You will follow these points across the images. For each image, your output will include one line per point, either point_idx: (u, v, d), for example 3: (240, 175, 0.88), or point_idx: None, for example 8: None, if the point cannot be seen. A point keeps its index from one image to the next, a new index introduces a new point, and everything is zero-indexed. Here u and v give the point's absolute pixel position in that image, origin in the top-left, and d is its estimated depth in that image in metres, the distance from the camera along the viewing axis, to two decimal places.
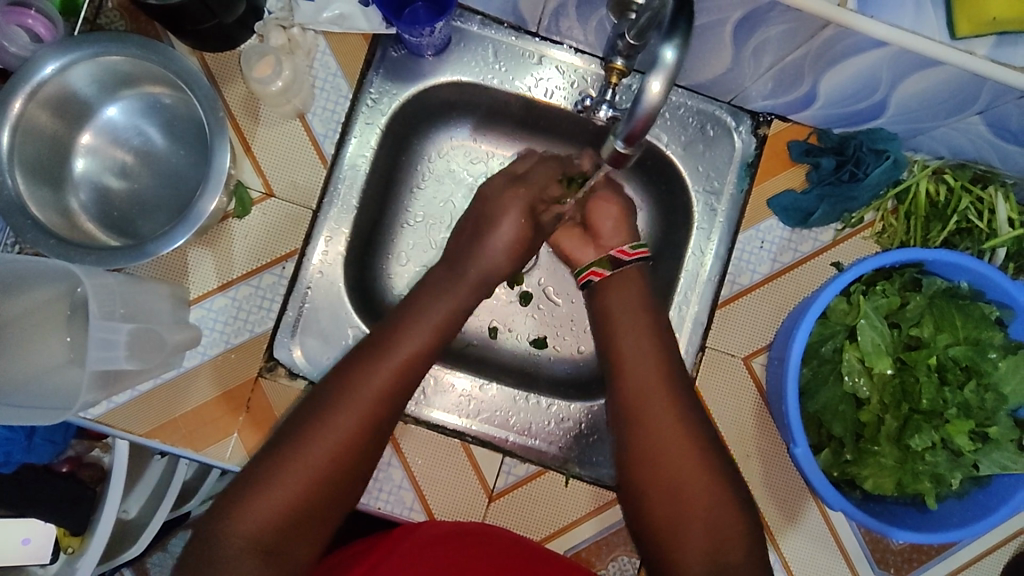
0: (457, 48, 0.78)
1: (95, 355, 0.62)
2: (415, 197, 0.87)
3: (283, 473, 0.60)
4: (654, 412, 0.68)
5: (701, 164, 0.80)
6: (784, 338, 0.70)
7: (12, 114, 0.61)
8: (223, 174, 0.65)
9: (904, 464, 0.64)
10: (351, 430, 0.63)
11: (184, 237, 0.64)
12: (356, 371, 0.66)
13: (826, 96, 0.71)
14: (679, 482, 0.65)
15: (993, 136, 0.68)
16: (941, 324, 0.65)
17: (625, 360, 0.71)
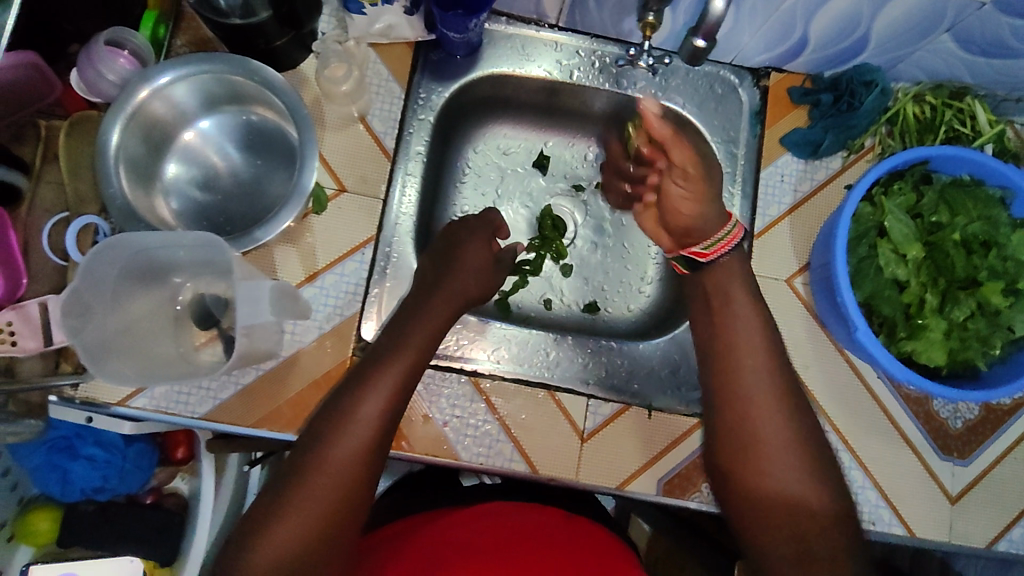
0: (489, 47, 0.89)
1: (245, 314, 0.66)
2: (461, 189, 0.97)
3: (303, 498, 0.61)
4: (744, 336, 0.72)
5: (715, 119, 0.91)
6: (823, 247, 0.78)
7: (120, 119, 0.68)
8: (310, 174, 0.71)
9: (952, 333, 0.72)
10: (361, 444, 0.64)
11: (271, 233, 0.71)
12: (357, 393, 0.67)
13: (816, 39, 0.83)
14: (758, 437, 0.67)
15: (962, 52, 0.80)
16: (955, 209, 0.74)
17: (717, 289, 0.76)
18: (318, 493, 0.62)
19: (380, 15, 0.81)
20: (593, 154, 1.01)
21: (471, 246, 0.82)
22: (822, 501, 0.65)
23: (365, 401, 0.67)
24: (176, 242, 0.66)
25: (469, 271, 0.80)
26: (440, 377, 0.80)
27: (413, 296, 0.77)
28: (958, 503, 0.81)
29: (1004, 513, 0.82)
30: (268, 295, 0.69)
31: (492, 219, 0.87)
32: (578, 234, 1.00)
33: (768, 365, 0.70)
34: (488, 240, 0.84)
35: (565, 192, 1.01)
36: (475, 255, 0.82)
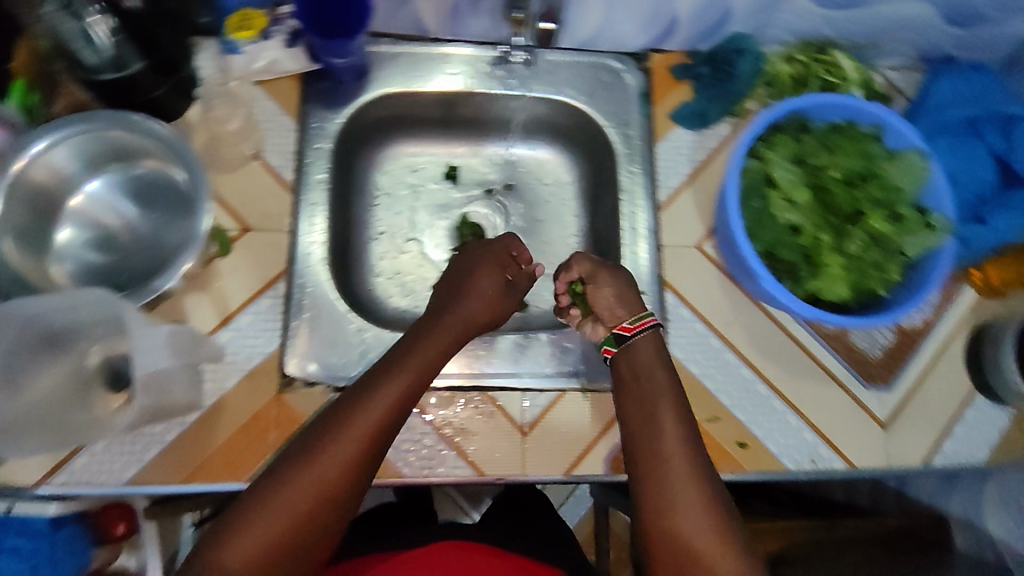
0: (378, 68, 0.90)
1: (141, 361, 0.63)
2: (375, 212, 0.98)
3: (264, 516, 0.62)
4: (655, 382, 0.75)
5: (607, 105, 0.94)
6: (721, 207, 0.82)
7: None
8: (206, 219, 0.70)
9: (851, 267, 0.76)
10: (316, 493, 0.63)
11: (171, 281, 0.69)
12: (342, 421, 0.66)
13: (684, 16, 0.86)
14: (675, 522, 0.66)
15: (819, 9, 0.85)
16: (834, 151, 0.78)
17: (637, 369, 0.76)
18: (279, 518, 0.62)
19: (259, 51, 0.82)
20: (500, 158, 1.03)
21: (480, 271, 0.84)
22: None
23: (344, 423, 0.66)
24: (65, 307, 0.66)
25: (478, 297, 0.81)
26: None
27: (421, 318, 0.79)
28: (889, 427, 0.86)
29: (930, 427, 0.86)
30: (164, 342, 0.66)
31: (511, 243, 0.87)
32: (499, 238, 1.02)
33: (689, 476, 0.68)
34: (498, 265, 0.85)
35: (479, 199, 1.03)
36: (483, 282, 0.82)
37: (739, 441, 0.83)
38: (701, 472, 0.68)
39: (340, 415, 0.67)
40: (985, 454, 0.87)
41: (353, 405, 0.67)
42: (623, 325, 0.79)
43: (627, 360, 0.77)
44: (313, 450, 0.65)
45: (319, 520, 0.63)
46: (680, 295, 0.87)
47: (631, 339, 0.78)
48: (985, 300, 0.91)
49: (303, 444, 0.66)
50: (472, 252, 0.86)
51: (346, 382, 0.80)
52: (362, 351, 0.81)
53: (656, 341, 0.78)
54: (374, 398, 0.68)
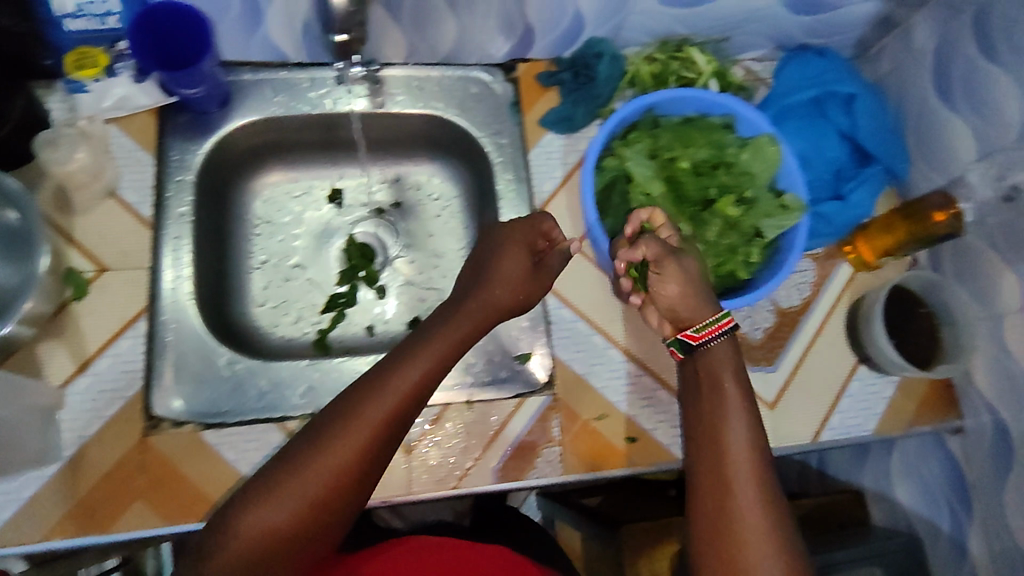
0: (239, 97, 0.89)
1: None
2: (255, 242, 0.96)
3: (276, 492, 0.61)
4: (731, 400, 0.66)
5: (477, 115, 0.94)
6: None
7: None
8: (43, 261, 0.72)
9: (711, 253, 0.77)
10: (323, 483, 0.61)
11: (7, 326, 0.69)
12: (355, 404, 0.64)
13: (538, 23, 0.88)
14: (739, 554, 0.58)
15: (667, 8, 0.88)
16: (686, 142, 0.80)
17: (709, 374, 0.68)
18: (291, 500, 0.60)
19: (107, 88, 0.82)
20: (384, 177, 1.02)
21: (505, 254, 0.76)
22: None
23: (356, 409, 0.64)
24: None
25: (506, 282, 0.75)
26: (247, 430, 0.77)
27: (447, 302, 0.75)
28: (776, 408, 0.87)
29: (819, 403, 0.88)
30: None
31: (540, 223, 0.79)
32: (389, 256, 1.00)
33: (761, 510, 0.60)
34: (525, 245, 0.77)
35: (366, 219, 1.01)
36: (511, 264, 0.76)
37: (628, 437, 0.83)
38: (773, 495, 0.61)
39: (352, 403, 0.64)
40: (873, 425, 0.88)
41: (365, 394, 0.65)
42: (688, 333, 0.70)
43: (695, 367, 0.70)
44: (322, 440, 0.62)
45: (323, 513, 0.61)
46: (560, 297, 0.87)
47: (698, 349, 0.70)
48: (859, 274, 0.92)
49: (313, 427, 0.64)
50: (494, 234, 0.79)
51: (217, 418, 0.77)
52: (233, 384, 0.79)
53: (732, 350, 0.69)
54: (387, 387, 0.65)
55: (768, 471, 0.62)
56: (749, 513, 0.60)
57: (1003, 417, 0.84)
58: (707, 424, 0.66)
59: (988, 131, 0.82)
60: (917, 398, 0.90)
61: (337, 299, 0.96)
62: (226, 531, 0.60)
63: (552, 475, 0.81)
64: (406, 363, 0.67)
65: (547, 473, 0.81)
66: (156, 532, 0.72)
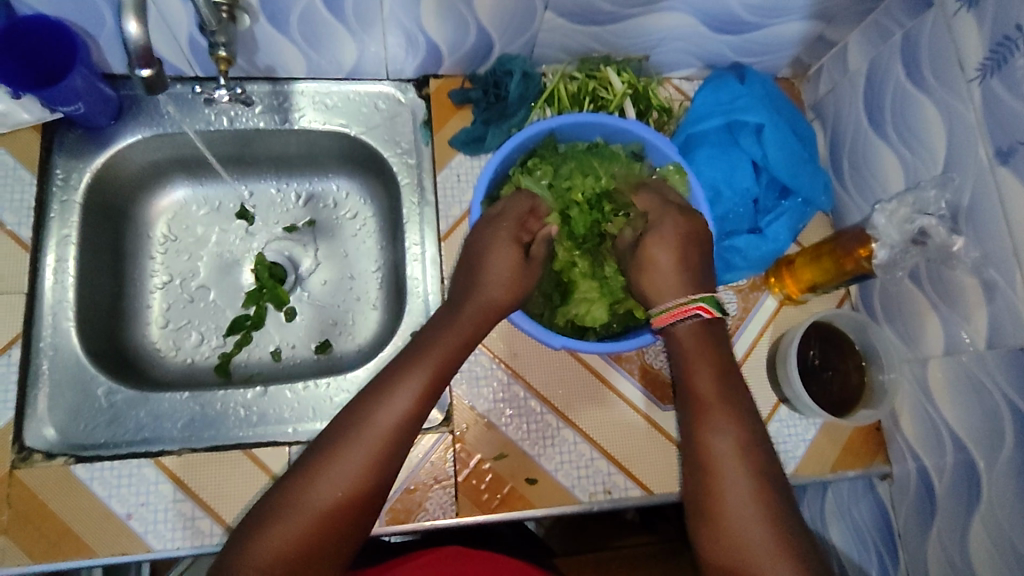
0: (132, 112, 0.86)
1: None
2: (159, 262, 0.92)
3: (301, 501, 0.60)
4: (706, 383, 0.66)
5: (386, 134, 0.91)
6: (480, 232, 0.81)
7: None
8: None
9: (607, 290, 0.74)
10: (349, 485, 0.61)
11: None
12: (368, 408, 0.65)
13: (442, 41, 0.84)
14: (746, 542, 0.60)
15: (577, 26, 0.83)
16: (586, 171, 0.77)
17: (686, 354, 0.68)
18: (317, 506, 0.60)
19: None
20: (297, 194, 0.99)
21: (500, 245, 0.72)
22: None
23: (369, 414, 0.64)
24: None
25: (497, 280, 0.71)
26: (118, 466, 0.73)
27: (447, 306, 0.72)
28: None
29: None
30: None
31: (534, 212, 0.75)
32: (300, 277, 0.97)
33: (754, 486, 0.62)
34: (515, 239, 0.73)
35: (277, 238, 0.98)
36: (505, 253, 0.71)
37: (527, 478, 0.78)
38: (768, 495, 0.61)
39: (362, 408, 0.65)
40: (792, 469, 0.82)
41: (377, 398, 0.65)
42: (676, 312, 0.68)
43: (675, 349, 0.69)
44: (342, 444, 0.63)
45: (344, 520, 0.61)
46: None
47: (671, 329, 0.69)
48: (783, 308, 0.86)
49: (327, 437, 0.64)
50: (483, 227, 0.74)
51: (90, 452, 0.74)
52: (112, 414, 0.75)
53: (697, 331, 0.68)
54: (397, 391, 0.65)
55: (759, 456, 0.63)
56: (748, 521, 0.60)
57: (925, 467, 0.76)
58: (692, 428, 0.66)
59: (914, 163, 0.76)
60: (841, 443, 0.83)
61: (244, 321, 0.92)
62: (245, 548, 0.58)
63: (443, 518, 0.76)
64: (412, 366, 0.67)
65: (437, 515, 0.76)
66: (21, 569, 0.70)
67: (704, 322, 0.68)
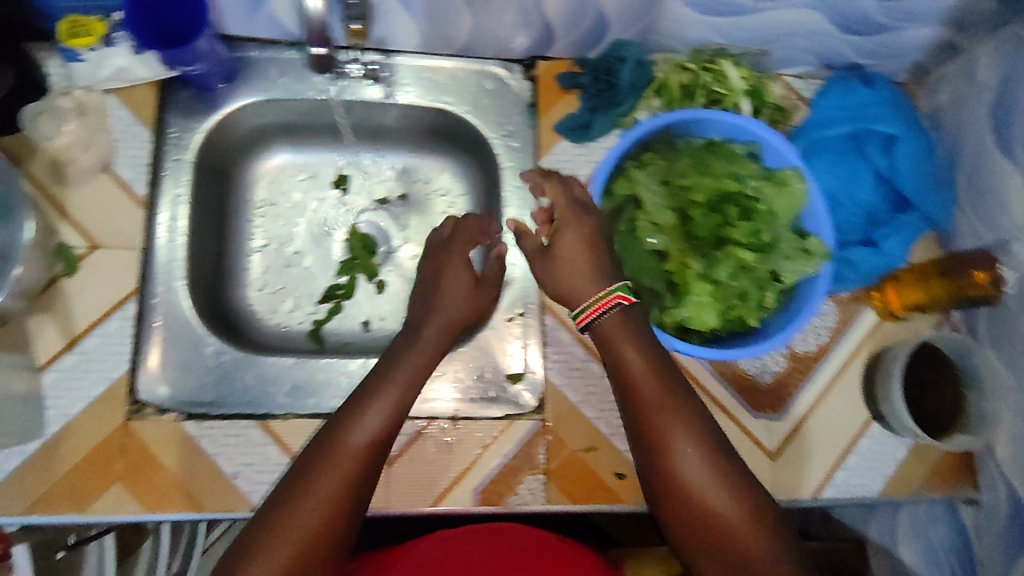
0: (242, 74, 0.85)
1: None
2: (258, 226, 0.94)
3: (330, 461, 0.65)
4: (638, 370, 0.66)
5: (490, 114, 0.90)
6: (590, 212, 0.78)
7: None
8: None
9: (719, 294, 0.73)
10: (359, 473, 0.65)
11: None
12: (374, 384, 0.71)
13: (560, 22, 0.82)
14: (712, 513, 0.62)
15: (700, 16, 0.81)
16: (702, 169, 0.74)
17: (615, 342, 0.67)
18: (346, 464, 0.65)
19: (103, 59, 0.77)
20: (391, 165, 0.99)
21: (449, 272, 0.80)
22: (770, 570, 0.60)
23: (377, 389, 0.70)
24: None
25: (456, 299, 0.79)
26: (228, 424, 0.76)
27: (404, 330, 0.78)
28: (779, 457, 0.82)
29: (825, 456, 0.83)
30: None
31: (475, 227, 0.84)
32: (390, 250, 0.98)
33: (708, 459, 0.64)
34: (466, 261, 0.81)
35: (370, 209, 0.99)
36: (458, 280, 0.79)
37: (617, 472, 0.79)
38: (729, 474, 0.64)
39: (367, 389, 0.70)
40: (880, 487, 0.82)
41: (383, 373, 0.72)
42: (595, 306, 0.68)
43: (599, 343, 0.68)
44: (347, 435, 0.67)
45: (360, 482, 0.65)
46: (558, 318, 0.84)
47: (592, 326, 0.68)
48: (884, 324, 0.86)
49: (343, 411, 0.69)
50: (436, 254, 0.83)
51: (201, 409, 0.76)
52: (220, 372, 0.78)
53: (622, 320, 0.67)
54: (399, 368, 0.72)
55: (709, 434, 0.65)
56: (707, 489, 0.63)
57: (1019, 495, 0.76)
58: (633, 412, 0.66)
59: None
60: (931, 464, 0.83)
61: (336, 291, 0.94)
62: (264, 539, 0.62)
63: (534, 504, 0.78)
64: (404, 356, 0.73)
65: (529, 501, 0.78)
66: (133, 517, 0.73)
67: (625, 309, 0.67)
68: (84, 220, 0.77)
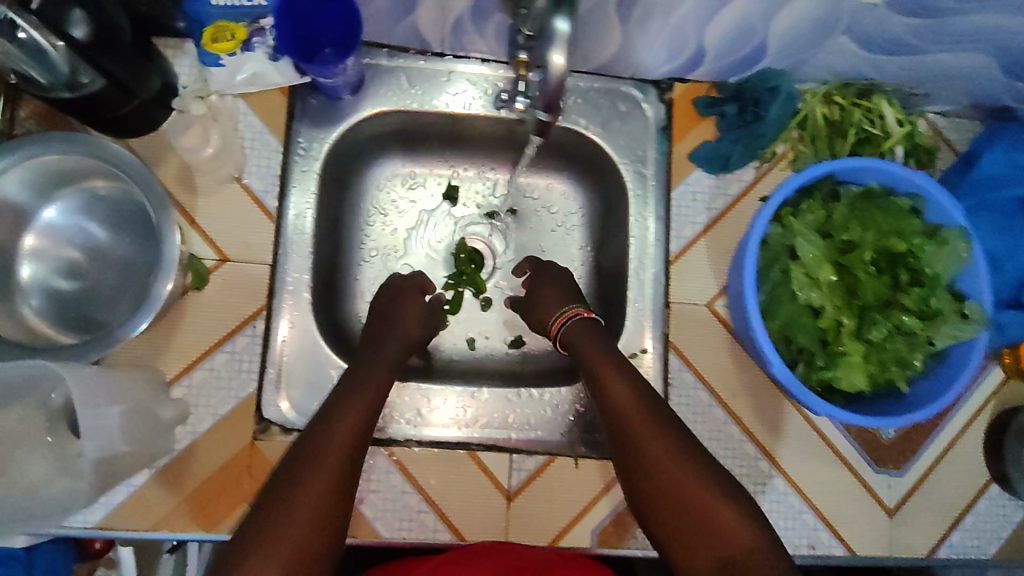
0: (372, 83, 0.82)
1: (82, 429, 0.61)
2: (369, 240, 0.92)
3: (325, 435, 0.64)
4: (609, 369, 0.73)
5: (621, 138, 0.86)
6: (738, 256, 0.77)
7: None
8: (175, 253, 0.65)
9: (871, 356, 0.71)
10: (341, 474, 0.63)
11: (147, 320, 0.64)
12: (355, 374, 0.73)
13: (714, 48, 0.78)
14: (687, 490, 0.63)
15: (864, 51, 0.76)
16: (865, 223, 0.72)
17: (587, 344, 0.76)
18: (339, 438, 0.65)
19: (241, 64, 0.73)
20: (503, 183, 0.95)
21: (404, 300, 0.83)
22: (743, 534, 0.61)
23: (363, 375, 0.72)
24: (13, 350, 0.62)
25: (411, 323, 0.81)
26: None
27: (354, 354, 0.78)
28: (895, 515, 0.83)
29: (939, 514, 0.83)
30: (109, 408, 0.64)
31: (419, 278, 0.87)
32: (496, 264, 0.95)
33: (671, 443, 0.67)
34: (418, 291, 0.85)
35: (476, 220, 0.95)
36: (412, 309, 0.82)
37: None
38: (690, 453, 0.66)
39: (353, 377, 0.72)
40: (994, 550, 0.83)
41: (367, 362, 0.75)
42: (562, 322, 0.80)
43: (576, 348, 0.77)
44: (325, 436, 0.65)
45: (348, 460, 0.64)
46: (684, 358, 0.83)
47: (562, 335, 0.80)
48: (1010, 382, 0.86)
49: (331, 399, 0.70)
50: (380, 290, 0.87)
51: None
52: None
53: (587, 327, 0.79)
54: (380, 358, 0.75)
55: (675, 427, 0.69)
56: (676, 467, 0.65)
57: None
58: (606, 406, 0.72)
59: None
60: None
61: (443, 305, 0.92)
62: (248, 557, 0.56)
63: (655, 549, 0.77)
64: (377, 355, 0.76)
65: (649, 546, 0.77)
66: None
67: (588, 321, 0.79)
68: (215, 231, 0.75)
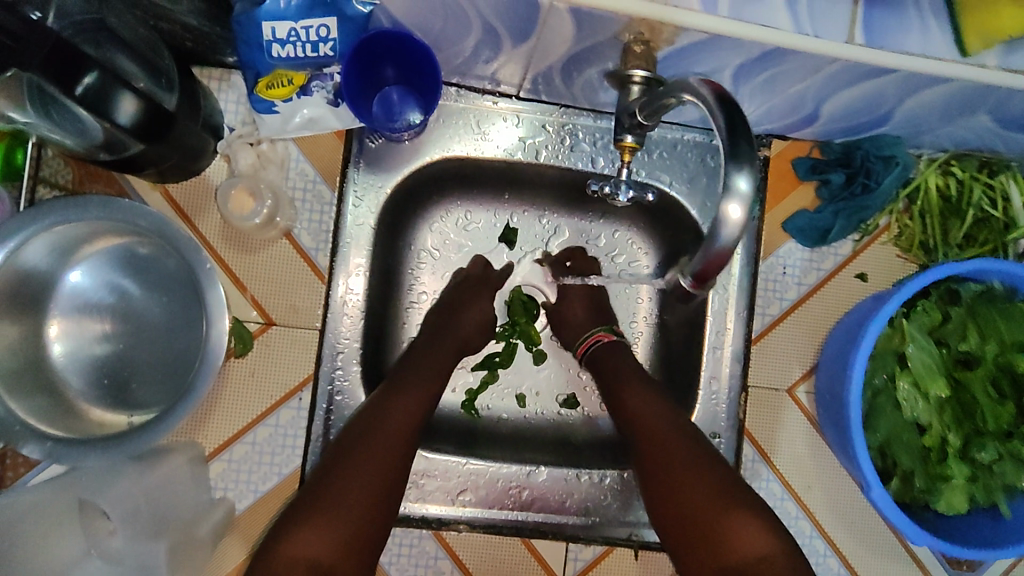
0: (437, 125, 0.72)
1: None
2: (416, 296, 0.77)
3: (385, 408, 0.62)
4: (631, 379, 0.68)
5: (709, 199, 0.76)
6: (837, 353, 0.70)
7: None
8: (222, 299, 0.59)
9: (976, 479, 0.65)
10: (386, 466, 0.59)
11: (209, 378, 0.59)
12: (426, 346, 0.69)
13: (829, 116, 0.68)
14: (708, 488, 0.58)
15: (1002, 129, 0.66)
16: (984, 331, 0.65)
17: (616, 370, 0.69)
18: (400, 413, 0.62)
19: (296, 110, 0.66)
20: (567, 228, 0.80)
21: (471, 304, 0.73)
22: (765, 543, 0.54)
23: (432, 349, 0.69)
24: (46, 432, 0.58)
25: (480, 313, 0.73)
26: (404, 533, 0.73)
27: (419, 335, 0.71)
28: None
29: None
30: None
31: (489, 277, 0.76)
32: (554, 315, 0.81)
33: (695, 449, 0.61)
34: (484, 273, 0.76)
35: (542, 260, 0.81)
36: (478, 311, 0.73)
37: None
38: (709, 459, 0.60)
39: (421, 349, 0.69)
40: None
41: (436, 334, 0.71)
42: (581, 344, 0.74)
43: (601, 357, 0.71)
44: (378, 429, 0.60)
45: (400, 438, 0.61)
46: (756, 445, 0.77)
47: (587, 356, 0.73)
48: None
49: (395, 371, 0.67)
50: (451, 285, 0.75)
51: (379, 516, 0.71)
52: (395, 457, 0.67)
53: (613, 350, 0.72)
54: (456, 325, 0.71)
55: (693, 434, 0.62)
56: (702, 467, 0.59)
57: None
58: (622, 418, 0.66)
59: None
60: None
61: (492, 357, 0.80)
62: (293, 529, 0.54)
63: None
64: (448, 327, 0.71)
65: None
66: None
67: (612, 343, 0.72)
68: (261, 291, 0.69)
